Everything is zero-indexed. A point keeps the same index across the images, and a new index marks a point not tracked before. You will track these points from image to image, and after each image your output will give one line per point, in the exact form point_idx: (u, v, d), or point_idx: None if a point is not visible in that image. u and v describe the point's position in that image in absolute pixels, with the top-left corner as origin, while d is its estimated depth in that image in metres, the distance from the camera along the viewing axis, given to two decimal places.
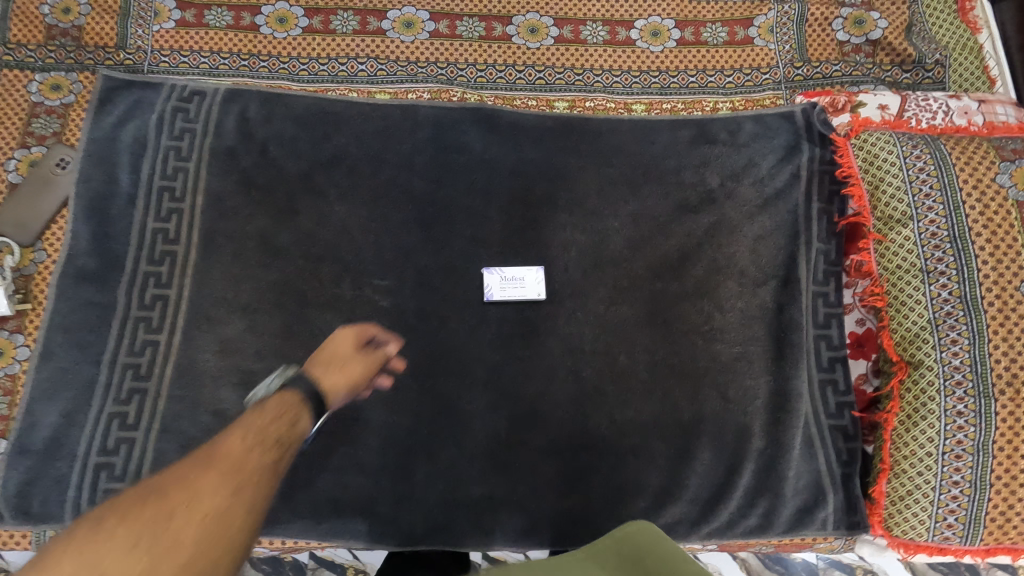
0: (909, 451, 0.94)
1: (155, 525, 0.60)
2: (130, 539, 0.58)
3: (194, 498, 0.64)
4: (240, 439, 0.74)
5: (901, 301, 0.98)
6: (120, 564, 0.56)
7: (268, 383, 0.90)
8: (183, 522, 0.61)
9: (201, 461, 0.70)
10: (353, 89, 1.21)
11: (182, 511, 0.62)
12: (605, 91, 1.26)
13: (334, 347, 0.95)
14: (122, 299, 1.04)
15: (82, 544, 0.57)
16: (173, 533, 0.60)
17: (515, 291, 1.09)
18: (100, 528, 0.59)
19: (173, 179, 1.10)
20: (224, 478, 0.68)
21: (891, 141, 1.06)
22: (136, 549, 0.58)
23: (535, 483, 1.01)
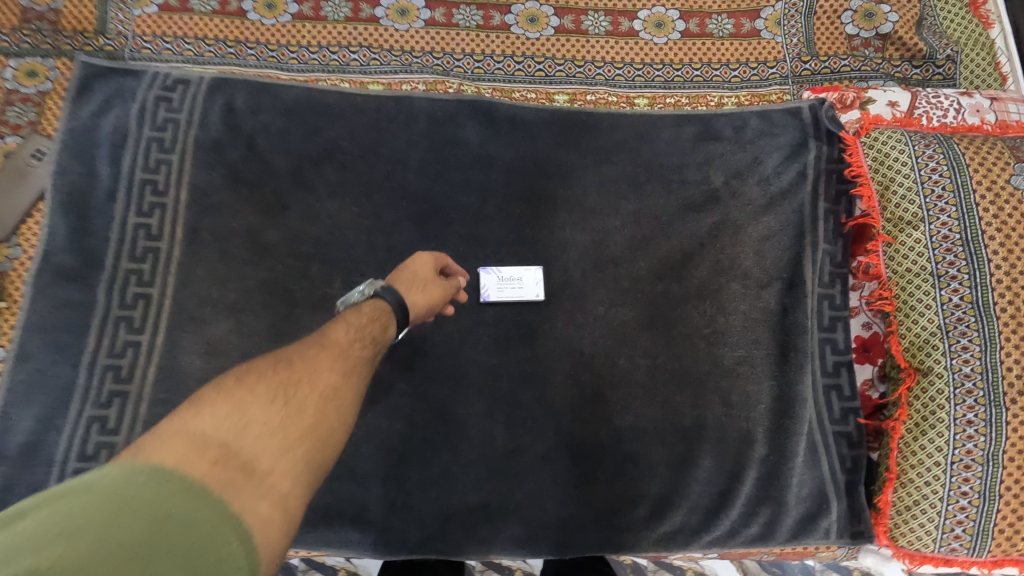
0: (917, 460, 0.92)
1: (287, 388, 0.63)
2: (268, 394, 0.61)
3: (313, 374, 0.67)
4: (344, 331, 0.77)
5: (911, 306, 0.95)
6: (261, 416, 0.58)
7: (353, 292, 0.89)
8: (308, 391, 0.64)
9: (315, 344, 0.73)
10: (345, 80, 1.17)
11: (306, 382, 0.66)
12: (607, 83, 1.21)
13: (416, 264, 0.94)
14: (101, 298, 1.00)
15: (223, 394, 0.59)
16: (302, 398, 0.63)
17: (512, 292, 1.06)
18: (232, 384, 0.61)
19: (155, 171, 1.05)
20: (338, 362, 0.71)
21: (902, 140, 1.02)
22: (274, 405, 0.60)
23: (531, 491, 0.98)
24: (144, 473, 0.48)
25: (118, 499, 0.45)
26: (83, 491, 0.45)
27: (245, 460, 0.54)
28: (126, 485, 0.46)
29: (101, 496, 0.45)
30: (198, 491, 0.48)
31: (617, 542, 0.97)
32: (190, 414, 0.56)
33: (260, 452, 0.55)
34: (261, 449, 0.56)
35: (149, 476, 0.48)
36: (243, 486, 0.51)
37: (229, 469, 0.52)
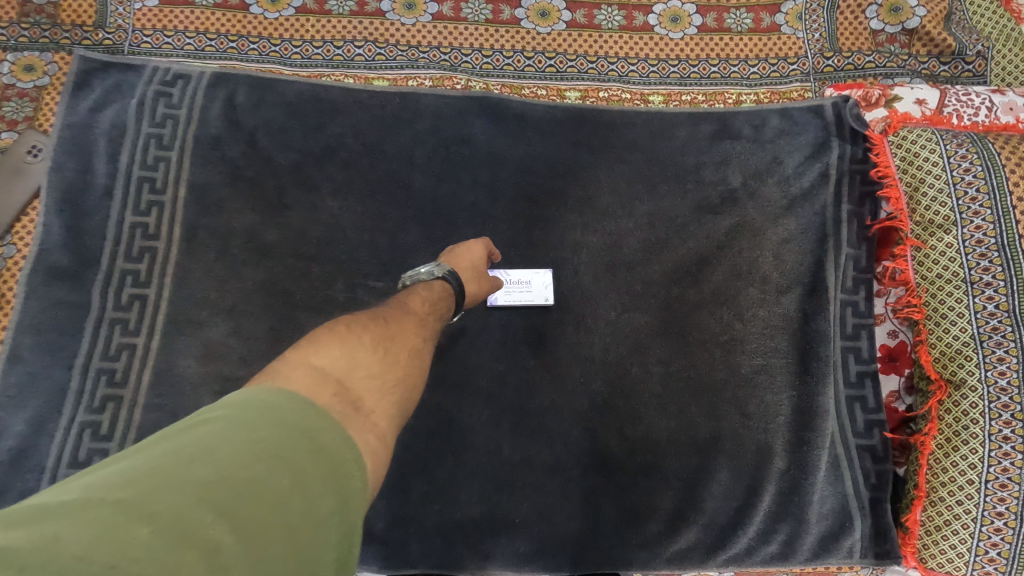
0: (948, 477, 0.87)
1: (383, 342, 0.69)
2: (372, 344, 0.68)
3: (402, 333, 0.73)
4: (420, 300, 0.82)
5: (942, 314, 0.90)
6: (367, 362, 0.65)
7: (417, 273, 0.89)
8: (400, 346, 0.71)
9: (398, 305, 0.79)
10: (349, 75, 1.13)
11: (399, 337, 0.72)
12: (621, 80, 1.17)
13: (470, 252, 0.94)
14: (96, 299, 0.96)
15: (335, 338, 0.65)
16: (396, 352, 0.70)
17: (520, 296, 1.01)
18: (342, 329, 0.68)
19: (153, 169, 1.02)
20: (419, 326, 0.77)
21: (933, 139, 0.96)
22: (377, 354, 0.67)
23: (538, 504, 0.94)
24: (290, 399, 0.53)
25: (273, 421, 0.50)
26: (243, 408, 0.51)
27: (355, 396, 0.60)
28: (278, 407, 0.52)
29: (269, 413, 0.51)
30: (331, 423, 0.53)
31: (629, 559, 0.92)
32: (313, 350, 0.62)
33: (365, 391, 0.62)
34: (367, 389, 0.62)
35: (294, 400, 0.53)
36: (356, 416, 0.58)
37: (345, 402, 0.58)
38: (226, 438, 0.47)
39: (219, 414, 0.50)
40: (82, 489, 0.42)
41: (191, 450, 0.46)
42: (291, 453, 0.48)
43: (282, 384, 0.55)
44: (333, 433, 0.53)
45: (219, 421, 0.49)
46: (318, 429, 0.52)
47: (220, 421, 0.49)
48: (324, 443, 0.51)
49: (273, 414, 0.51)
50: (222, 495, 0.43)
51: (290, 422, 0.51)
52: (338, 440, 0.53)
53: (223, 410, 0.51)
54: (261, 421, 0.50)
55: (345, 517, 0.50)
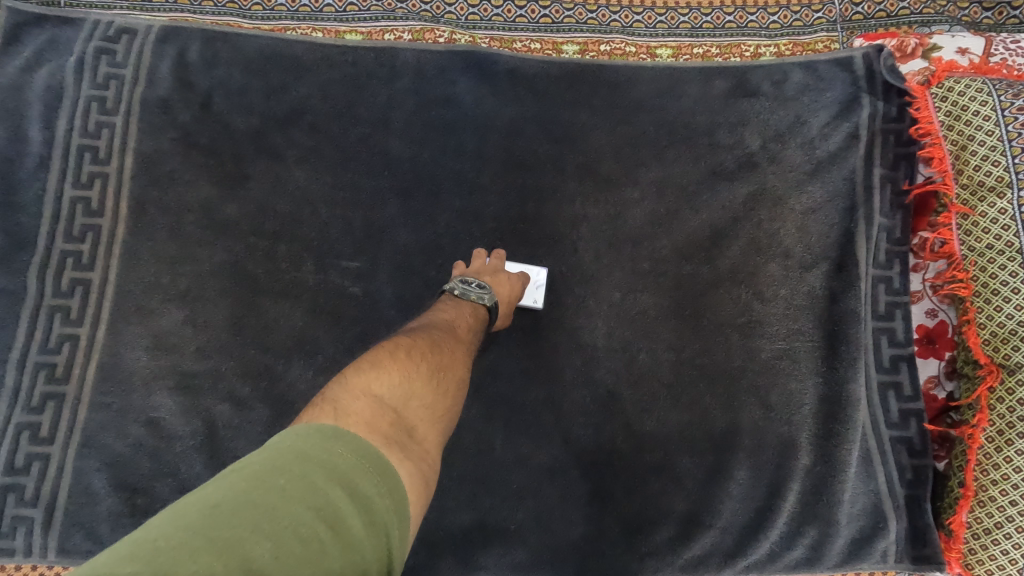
0: (999, 474, 0.76)
1: (438, 372, 0.65)
2: (428, 372, 0.64)
3: (453, 361, 0.69)
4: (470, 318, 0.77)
5: (993, 290, 0.79)
6: (422, 392, 0.62)
7: (467, 286, 0.80)
8: (454, 376, 0.67)
9: (445, 328, 0.73)
10: (318, 29, 1.00)
11: (451, 367, 0.68)
12: (624, 32, 1.04)
13: (507, 276, 0.85)
14: (32, 284, 0.85)
15: (395, 365, 0.62)
16: (449, 382, 0.66)
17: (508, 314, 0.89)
18: (401, 354, 0.64)
19: (95, 136, 0.90)
20: (466, 354, 0.72)
21: (984, 89, 0.84)
22: (432, 384, 0.63)
23: (535, 509, 0.84)
24: (351, 452, 0.49)
25: (335, 483, 0.46)
26: (308, 460, 0.46)
27: (409, 429, 0.57)
28: (340, 465, 0.47)
29: (318, 464, 0.46)
30: (391, 486, 0.49)
31: (636, 569, 0.82)
32: (372, 375, 0.59)
33: (418, 423, 0.59)
34: (421, 420, 0.60)
35: (357, 453, 0.49)
36: (412, 449, 0.55)
37: (401, 434, 0.55)
38: (289, 502, 0.43)
39: (280, 461, 0.46)
40: (140, 551, 0.38)
41: (253, 512, 0.42)
42: (352, 526, 0.44)
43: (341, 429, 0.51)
44: (390, 498, 0.48)
45: (281, 475, 0.45)
46: (377, 495, 0.47)
47: (281, 475, 0.45)
48: (381, 513, 0.47)
49: (335, 474, 0.46)
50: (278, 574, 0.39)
51: (350, 486, 0.46)
52: (394, 508, 0.48)
53: (286, 458, 0.46)
54: (323, 481, 0.45)
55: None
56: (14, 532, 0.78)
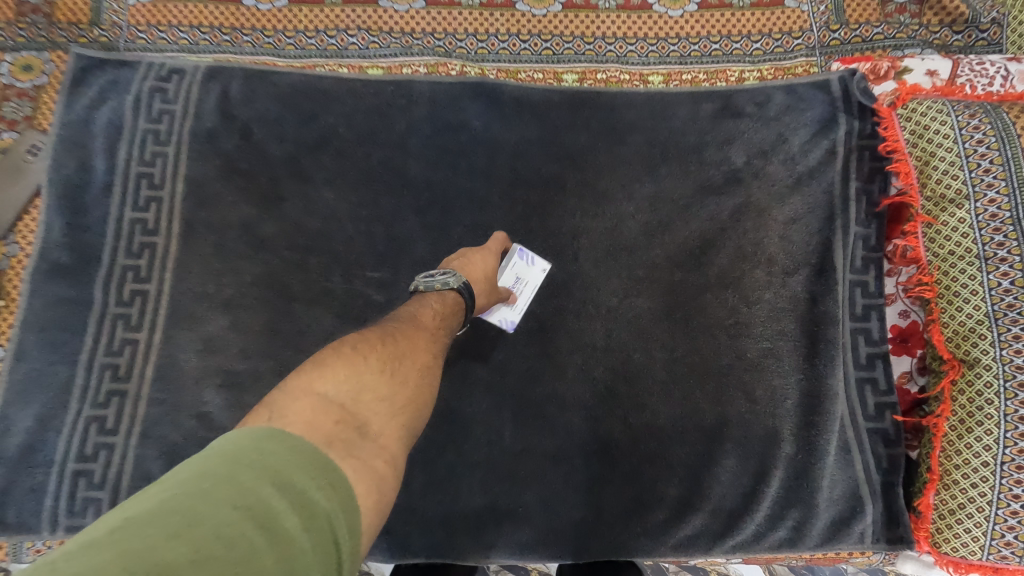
0: (961, 460, 0.84)
1: (389, 364, 0.73)
2: (379, 364, 0.72)
3: (412, 351, 0.77)
4: (431, 311, 0.84)
5: (955, 292, 0.87)
6: (372, 385, 0.70)
7: (431, 279, 0.87)
8: (410, 364, 0.75)
9: (407, 319, 0.81)
10: (343, 65, 1.12)
11: (403, 357, 0.75)
12: (619, 60, 1.14)
13: (478, 257, 0.94)
14: (98, 295, 0.97)
15: (341, 362, 0.69)
16: (403, 370, 0.74)
17: (525, 295, 1.00)
18: (349, 349, 0.72)
19: (151, 164, 1.02)
20: (430, 340, 0.80)
21: (944, 110, 0.92)
22: (383, 376, 0.71)
23: (541, 493, 0.93)
24: (282, 453, 0.54)
25: (269, 481, 0.51)
26: (233, 466, 0.51)
27: (360, 421, 0.65)
28: (276, 465, 0.53)
29: (246, 468, 0.51)
30: (325, 479, 0.55)
31: (633, 547, 0.91)
32: (320, 373, 0.67)
33: (370, 415, 0.67)
34: (373, 412, 0.67)
35: (290, 450, 0.55)
36: (360, 442, 0.63)
37: (349, 427, 0.63)
38: (213, 506, 0.48)
39: (205, 474, 0.50)
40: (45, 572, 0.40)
41: (172, 521, 0.46)
42: (279, 519, 0.49)
43: (283, 422, 0.58)
44: (328, 491, 0.54)
45: (211, 479, 0.50)
46: (313, 490, 0.53)
47: (212, 480, 0.50)
48: (319, 505, 0.52)
49: (270, 473, 0.52)
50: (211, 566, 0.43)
51: (285, 484, 0.52)
52: (333, 500, 0.54)
53: (218, 463, 0.51)
54: (253, 481, 0.51)
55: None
56: (84, 512, 0.90)
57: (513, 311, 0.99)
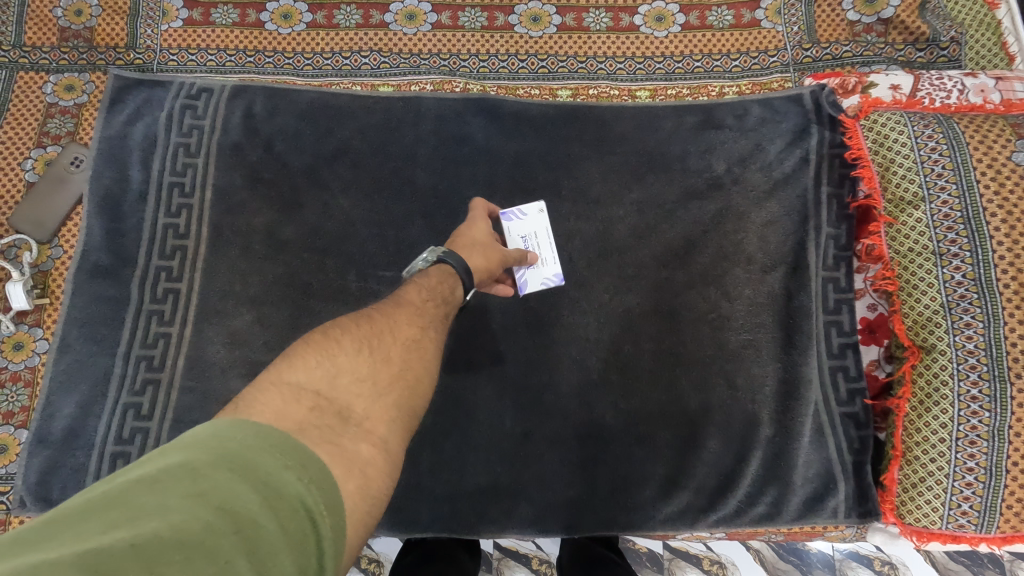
0: (921, 437, 0.93)
1: (364, 345, 0.75)
2: (354, 347, 0.74)
3: (395, 327, 0.81)
4: (416, 293, 0.88)
5: (913, 285, 0.96)
6: (349, 367, 0.71)
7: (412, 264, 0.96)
8: (388, 342, 0.77)
9: (391, 304, 0.85)
10: (356, 83, 1.22)
11: (381, 338, 0.77)
12: (609, 77, 1.25)
13: (467, 236, 1.00)
14: (134, 292, 1.06)
15: (312, 352, 0.71)
16: (383, 349, 0.76)
17: (541, 244, 1.09)
18: (322, 338, 0.74)
19: (182, 174, 1.12)
20: (411, 317, 0.83)
21: (902, 121, 1.03)
22: (360, 357, 0.73)
23: (539, 472, 1.01)
24: (249, 439, 0.55)
25: (225, 466, 0.51)
26: (196, 454, 0.52)
27: (339, 405, 0.66)
28: (234, 451, 0.53)
29: (210, 454, 0.52)
30: (296, 462, 0.55)
31: (624, 520, 1.00)
32: (289, 365, 0.69)
33: (351, 396, 0.69)
34: (353, 393, 0.69)
35: (256, 436, 0.55)
36: (341, 426, 0.64)
37: (330, 413, 0.65)
38: (171, 492, 0.48)
39: (166, 463, 0.51)
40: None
41: (127, 510, 0.46)
42: (241, 503, 0.49)
43: (252, 412, 0.60)
44: (298, 471, 0.54)
45: (161, 472, 0.50)
46: (279, 470, 0.53)
47: (162, 472, 0.50)
48: (284, 484, 0.52)
49: (226, 459, 0.52)
50: (155, 552, 0.43)
51: (244, 468, 0.52)
52: (302, 478, 0.54)
53: (182, 452, 0.52)
54: (215, 466, 0.51)
55: (309, 562, 0.50)
56: None
57: (547, 264, 1.09)
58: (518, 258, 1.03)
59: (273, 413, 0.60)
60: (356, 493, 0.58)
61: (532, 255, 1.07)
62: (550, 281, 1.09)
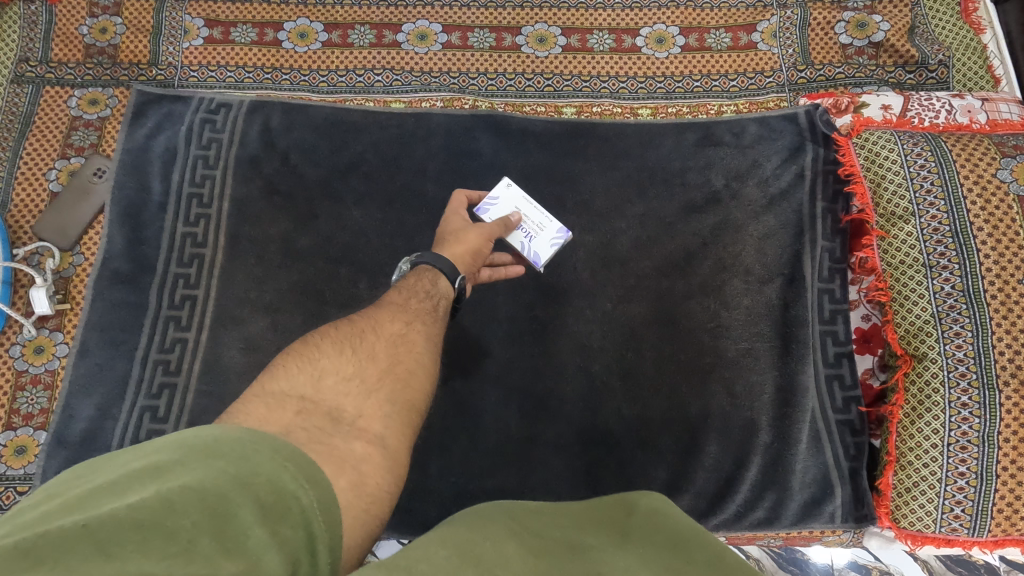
0: (915, 443, 0.96)
1: (347, 346, 0.78)
2: (336, 349, 0.77)
3: (376, 326, 0.83)
4: (396, 295, 0.91)
5: (905, 296, 0.99)
6: (333, 368, 0.74)
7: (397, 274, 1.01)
8: (372, 339, 0.80)
9: (371, 307, 0.88)
10: (370, 99, 1.28)
11: (363, 338, 0.80)
12: (612, 96, 1.30)
13: (446, 236, 1.02)
14: (153, 298, 1.10)
15: (292, 361, 0.74)
16: (366, 347, 0.78)
17: (527, 211, 1.09)
18: (305, 345, 0.77)
19: (201, 185, 1.16)
20: (392, 315, 0.86)
21: (892, 140, 1.08)
22: (343, 357, 0.76)
23: (544, 475, 1.04)
24: (217, 433, 0.56)
25: (191, 457, 0.52)
26: (164, 452, 0.53)
27: (327, 407, 0.68)
28: (202, 441, 0.54)
29: (179, 450, 0.53)
30: (266, 446, 0.56)
31: None
32: (271, 377, 0.72)
33: (340, 396, 0.71)
34: (340, 395, 0.71)
35: (223, 430, 0.56)
36: (334, 427, 0.66)
37: (319, 416, 0.67)
38: (138, 486, 0.49)
39: (135, 464, 0.52)
40: None
41: (94, 505, 0.47)
42: (210, 482, 0.50)
43: (236, 422, 0.63)
44: (270, 453, 0.55)
45: (126, 471, 0.52)
46: (249, 454, 0.54)
47: (127, 472, 0.52)
48: (255, 466, 0.53)
49: (194, 449, 0.53)
50: (108, 533, 0.44)
51: (213, 455, 0.53)
52: (276, 459, 0.55)
53: (152, 453, 0.54)
54: (183, 459, 0.52)
55: (289, 534, 0.50)
56: None
57: (546, 228, 1.08)
58: (504, 229, 1.04)
59: (259, 419, 0.63)
60: (349, 491, 0.59)
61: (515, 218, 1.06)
62: (558, 238, 1.08)
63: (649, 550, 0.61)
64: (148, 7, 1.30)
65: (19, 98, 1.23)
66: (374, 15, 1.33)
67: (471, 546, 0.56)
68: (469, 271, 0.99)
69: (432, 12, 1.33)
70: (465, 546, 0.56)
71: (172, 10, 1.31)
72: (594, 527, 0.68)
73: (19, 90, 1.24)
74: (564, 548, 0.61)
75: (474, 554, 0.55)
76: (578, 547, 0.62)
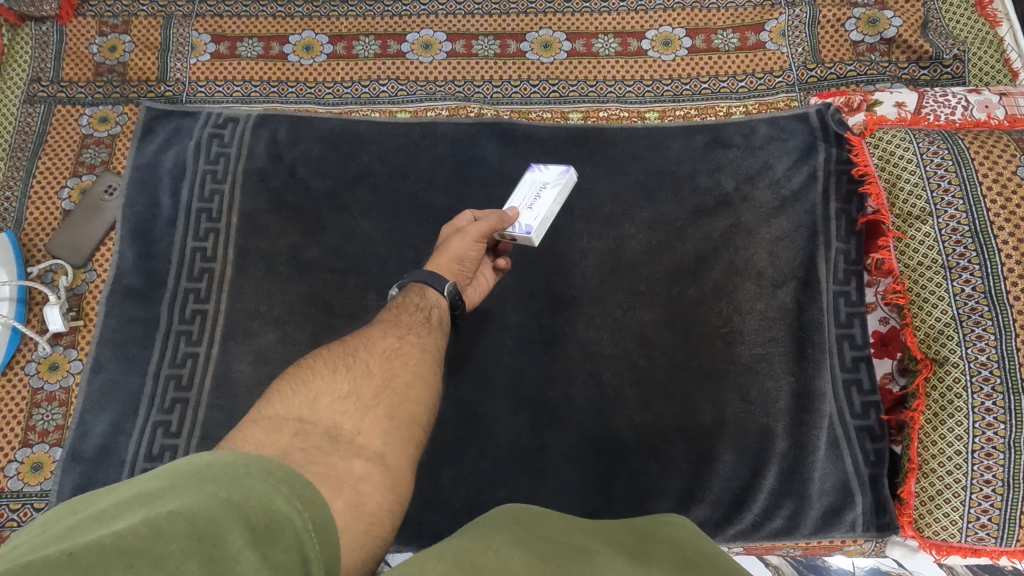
0: (937, 449, 0.94)
1: (343, 365, 0.78)
2: (329, 370, 0.76)
3: (370, 343, 0.83)
4: (387, 314, 0.91)
5: (923, 298, 0.97)
6: (330, 390, 0.73)
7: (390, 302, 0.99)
8: (366, 356, 0.80)
9: (365, 327, 0.88)
10: (375, 109, 1.28)
11: (359, 357, 0.80)
12: (618, 100, 1.29)
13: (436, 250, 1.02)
14: (164, 313, 1.11)
15: (289, 384, 0.74)
16: (360, 365, 0.78)
17: (521, 191, 1.05)
18: (302, 368, 0.77)
19: (209, 200, 1.17)
20: (387, 331, 0.86)
21: (907, 139, 1.06)
22: (336, 376, 0.75)
23: (556, 486, 1.03)
24: (209, 457, 0.55)
25: (182, 482, 0.52)
26: (155, 481, 0.52)
27: (328, 426, 0.68)
28: (193, 467, 0.54)
29: (170, 477, 0.52)
30: (259, 468, 0.55)
31: None
32: (267, 403, 0.71)
33: (342, 415, 0.70)
34: (340, 414, 0.70)
35: (215, 455, 0.56)
36: (339, 448, 0.66)
37: (318, 436, 0.66)
38: (126, 515, 0.48)
39: (124, 495, 0.52)
40: None
41: (79, 535, 0.46)
42: (201, 507, 0.49)
43: (234, 448, 0.63)
44: (263, 475, 0.55)
45: (117, 499, 0.51)
46: (242, 476, 0.53)
47: (117, 500, 0.51)
48: (247, 489, 0.52)
49: (185, 474, 0.53)
50: (93, 561, 0.43)
51: (205, 479, 0.52)
52: (268, 480, 0.54)
53: (143, 482, 0.53)
54: (173, 486, 0.51)
55: (281, 558, 0.49)
56: None
57: (536, 178, 1.06)
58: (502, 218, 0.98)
59: (255, 445, 0.62)
60: (348, 514, 0.58)
61: (511, 211, 1.00)
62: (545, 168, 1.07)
63: (667, 566, 0.61)
64: (155, 24, 1.32)
65: (31, 117, 1.25)
66: (378, 26, 1.33)
67: (472, 556, 0.55)
68: (459, 280, 0.99)
69: (435, 21, 1.33)
70: (464, 557, 0.55)
71: (179, 26, 1.32)
72: (615, 542, 0.69)
73: (31, 110, 1.26)
74: (567, 549, 0.62)
75: (473, 564, 0.53)
76: (578, 548, 0.63)
